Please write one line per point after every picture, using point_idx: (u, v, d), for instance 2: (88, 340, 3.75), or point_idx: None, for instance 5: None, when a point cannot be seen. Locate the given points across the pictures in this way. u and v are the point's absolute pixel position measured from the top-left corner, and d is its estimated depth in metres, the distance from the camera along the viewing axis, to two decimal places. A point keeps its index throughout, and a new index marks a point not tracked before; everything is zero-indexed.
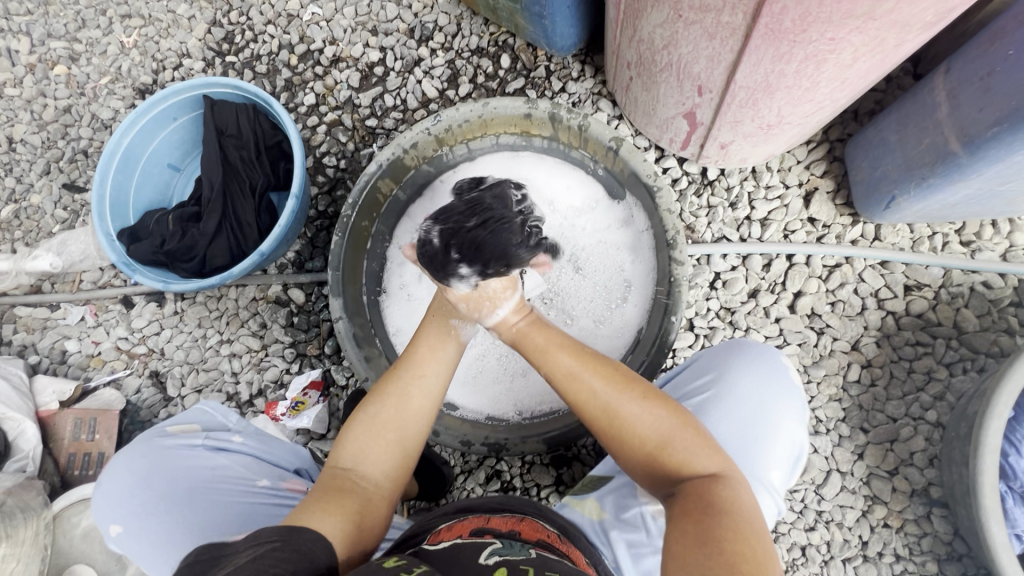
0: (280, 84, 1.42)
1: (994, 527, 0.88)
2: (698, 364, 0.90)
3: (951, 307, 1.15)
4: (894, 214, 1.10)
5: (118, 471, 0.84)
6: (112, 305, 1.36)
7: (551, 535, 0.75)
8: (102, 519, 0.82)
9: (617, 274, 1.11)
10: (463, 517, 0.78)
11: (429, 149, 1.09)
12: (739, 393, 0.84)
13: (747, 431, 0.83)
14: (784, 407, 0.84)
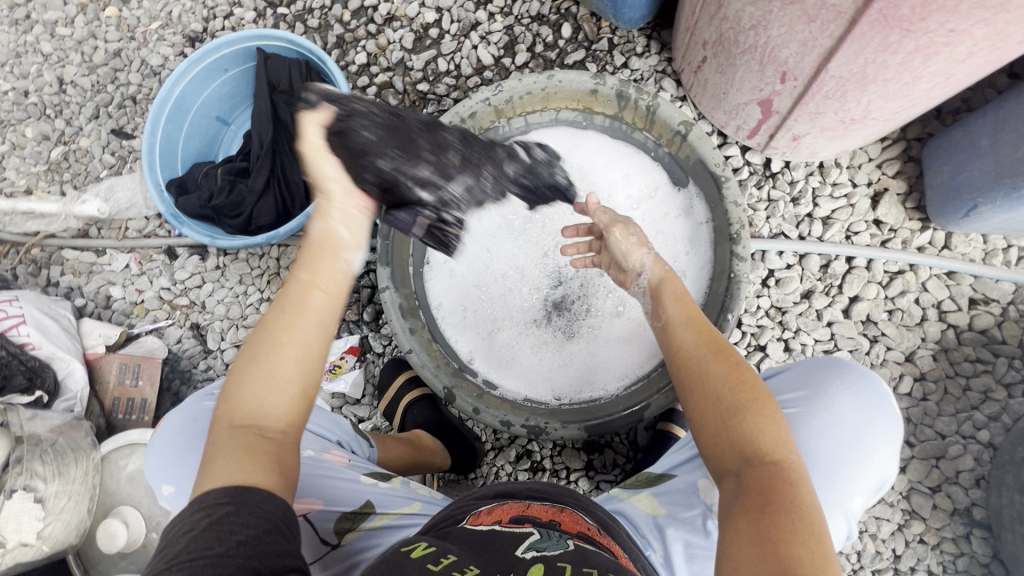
0: (331, 40, 1.38)
1: None
2: (792, 375, 0.83)
3: (1018, 325, 1.09)
4: (971, 223, 1.04)
5: (169, 430, 0.85)
6: (157, 255, 1.37)
7: (591, 528, 0.75)
8: (155, 479, 0.84)
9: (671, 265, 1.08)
10: (503, 500, 0.79)
11: (488, 119, 1.05)
12: (838, 413, 0.77)
13: (830, 458, 0.76)
14: (882, 437, 0.77)
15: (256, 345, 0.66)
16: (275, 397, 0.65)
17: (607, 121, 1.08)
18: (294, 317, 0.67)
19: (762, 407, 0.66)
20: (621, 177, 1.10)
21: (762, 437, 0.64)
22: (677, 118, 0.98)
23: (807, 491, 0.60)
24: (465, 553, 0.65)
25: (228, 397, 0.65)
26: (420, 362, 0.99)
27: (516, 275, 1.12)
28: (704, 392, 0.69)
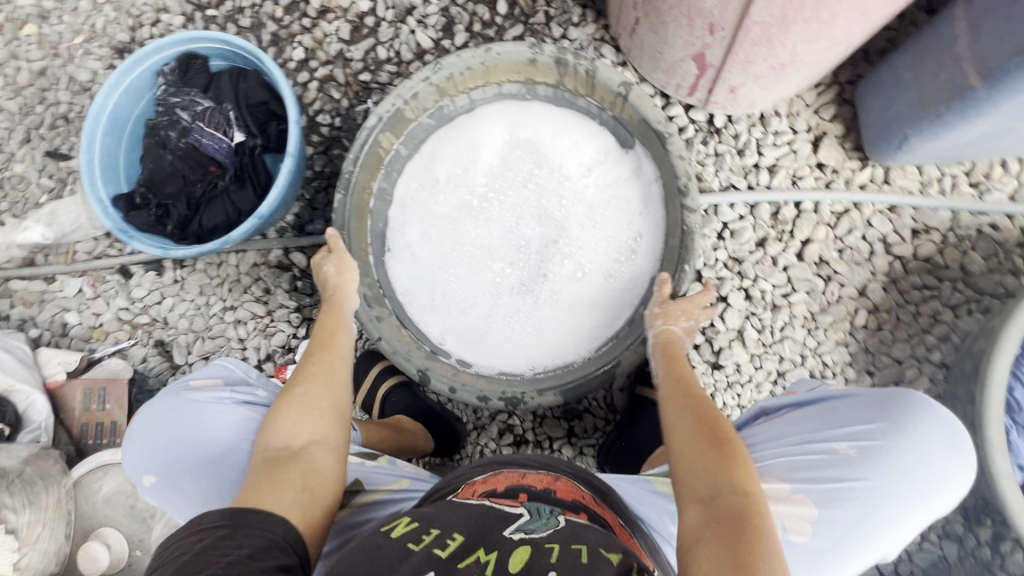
0: (266, 38, 1.36)
1: (998, 457, 0.89)
2: (867, 405, 0.87)
3: (958, 250, 1.15)
4: (905, 155, 1.08)
5: (150, 426, 0.85)
6: (110, 275, 1.33)
7: (585, 496, 0.79)
8: (137, 469, 0.85)
9: (628, 227, 1.09)
10: (497, 471, 0.82)
11: (431, 99, 1.06)
12: (916, 450, 0.82)
13: (895, 487, 0.81)
14: (950, 476, 0.82)
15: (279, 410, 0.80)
16: (301, 429, 0.77)
17: (549, 90, 1.09)
18: (302, 387, 0.83)
19: (739, 450, 0.73)
20: (571, 144, 1.11)
21: (732, 473, 0.70)
22: (616, 80, 0.99)
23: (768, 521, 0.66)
24: (448, 524, 0.66)
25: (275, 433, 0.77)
26: (392, 351, 1.00)
27: (478, 255, 1.12)
28: (689, 429, 0.77)
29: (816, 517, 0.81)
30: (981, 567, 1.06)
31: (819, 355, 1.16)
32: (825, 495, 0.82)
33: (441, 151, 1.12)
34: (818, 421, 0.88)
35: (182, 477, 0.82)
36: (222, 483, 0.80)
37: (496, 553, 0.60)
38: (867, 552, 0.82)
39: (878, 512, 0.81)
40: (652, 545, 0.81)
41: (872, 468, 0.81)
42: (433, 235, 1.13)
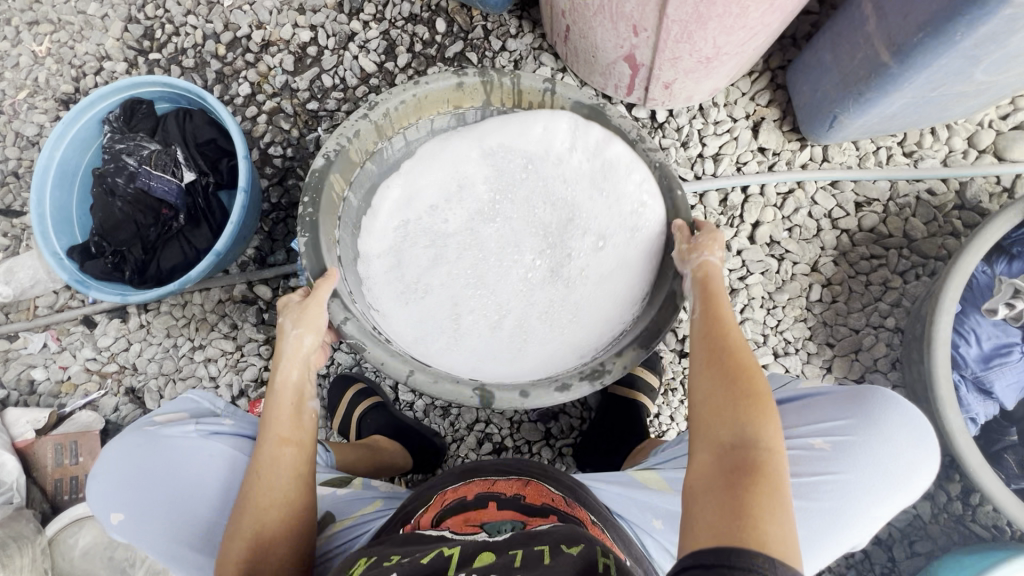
0: (211, 76, 1.37)
1: (949, 412, 0.93)
2: (841, 402, 0.88)
3: (900, 218, 1.19)
4: (837, 132, 1.12)
5: (113, 463, 0.84)
6: (75, 327, 1.32)
7: (555, 497, 0.79)
8: (105, 508, 0.84)
9: (628, 203, 0.91)
10: (469, 479, 0.82)
11: (369, 141, 0.91)
12: (886, 446, 0.84)
13: (868, 478, 0.83)
14: (918, 471, 0.84)
15: (240, 509, 0.74)
16: (276, 484, 0.75)
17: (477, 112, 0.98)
18: (264, 479, 0.75)
19: (764, 408, 0.69)
20: (540, 129, 0.93)
21: (756, 432, 0.67)
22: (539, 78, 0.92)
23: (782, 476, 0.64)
24: (409, 548, 0.67)
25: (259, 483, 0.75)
26: (431, 374, 0.79)
27: (500, 256, 0.96)
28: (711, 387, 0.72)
29: (795, 507, 0.83)
30: (954, 521, 1.09)
31: (781, 333, 1.19)
32: (798, 489, 0.84)
33: (385, 201, 0.95)
34: (797, 418, 0.89)
35: (150, 511, 0.81)
36: (198, 513, 0.81)
37: (459, 548, 0.64)
38: (835, 545, 0.84)
39: (852, 501, 0.83)
40: (625, 537, 0.81)
41: (847, 461, 0.83)
42: (444, 257, 0.96)
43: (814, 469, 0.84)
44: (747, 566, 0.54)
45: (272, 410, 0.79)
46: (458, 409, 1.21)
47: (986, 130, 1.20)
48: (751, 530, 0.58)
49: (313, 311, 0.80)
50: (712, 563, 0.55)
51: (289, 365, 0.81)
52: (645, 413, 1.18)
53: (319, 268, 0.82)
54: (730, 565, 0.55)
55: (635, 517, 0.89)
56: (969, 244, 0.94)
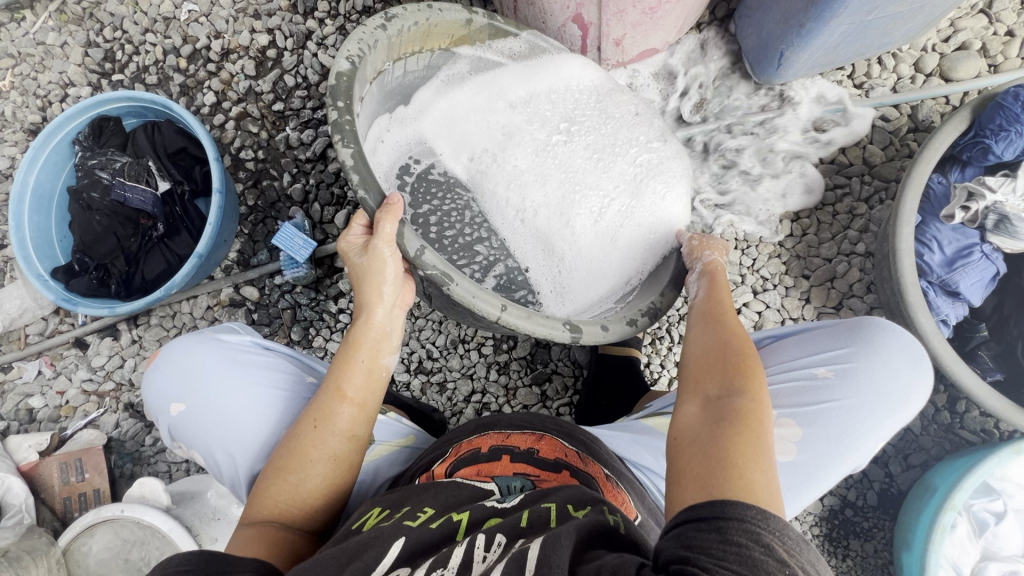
0: (175, 90, 1.39)
1: (921, 317, 0.96)
2: (839, 331, 0.86)
3: (858, 146, 1.23)
4: (787, 70, 1.16)
5: (172, 358, 0.87)
6: (67, 351, 1.33)
7: (569, 454, 0.79)
8: (161, 401, 0.86)
9: (636, 130, 1.10)
10: (482, 432, 0.84)
11: (379, 58, 0.87)
12: (885, 369, 0.82)
13: (868, 404, 0.81)
14: (917, 392, 0.82)
15: (285, 452, 0.76)
16: (311, 472, 0.75)
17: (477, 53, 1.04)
18: (317, 433, 0.76)
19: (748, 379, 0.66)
20: (557, 78, 1.09)
21: (746, 388, 0.64)
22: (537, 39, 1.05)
23: (767, 431, 0.61)
24: (419, 502, 0.69)
25: (291, 464, 0.75)
26: (525, 310, 0.78)
27: (545, 190, 1.06)
28: (711, 347, 0.72)
29: (800, 436, 0.81)
30: (944, 430, 1.13)
31: (758, 270, 1.22)
32: (802, 420, 0.81)
33: (390, 139, 1.02)
34: (795, 351, 0.87)
35: (210, 403, 0.84)
36: (249, 405, 0.84)
37: (468, 513, 0.64)
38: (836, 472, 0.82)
39: (855, 429, 0.81)
40: (637, 488, 0.81)
41: (848, 388, 0.81)
42: (495, 198, 1.06)
43: (815, 399, 0.81)
44: (739, 516, 0.48)
45: (340, 363, 0.78)
46: (454, 382, 1.24)
47: (930, 54, 1.24)
48: (737, 483, 0.53)
49: (381, 253, 0.76)
50: (703, 517, 0.49)
51: (370, 316, 0.79)
52: (639, 365, 1.20)
53: (380, 199, 0.76)
54: (723, 516, 0.48)
55: (648, 462, 0.88)
56: (919, 156, 0.97)
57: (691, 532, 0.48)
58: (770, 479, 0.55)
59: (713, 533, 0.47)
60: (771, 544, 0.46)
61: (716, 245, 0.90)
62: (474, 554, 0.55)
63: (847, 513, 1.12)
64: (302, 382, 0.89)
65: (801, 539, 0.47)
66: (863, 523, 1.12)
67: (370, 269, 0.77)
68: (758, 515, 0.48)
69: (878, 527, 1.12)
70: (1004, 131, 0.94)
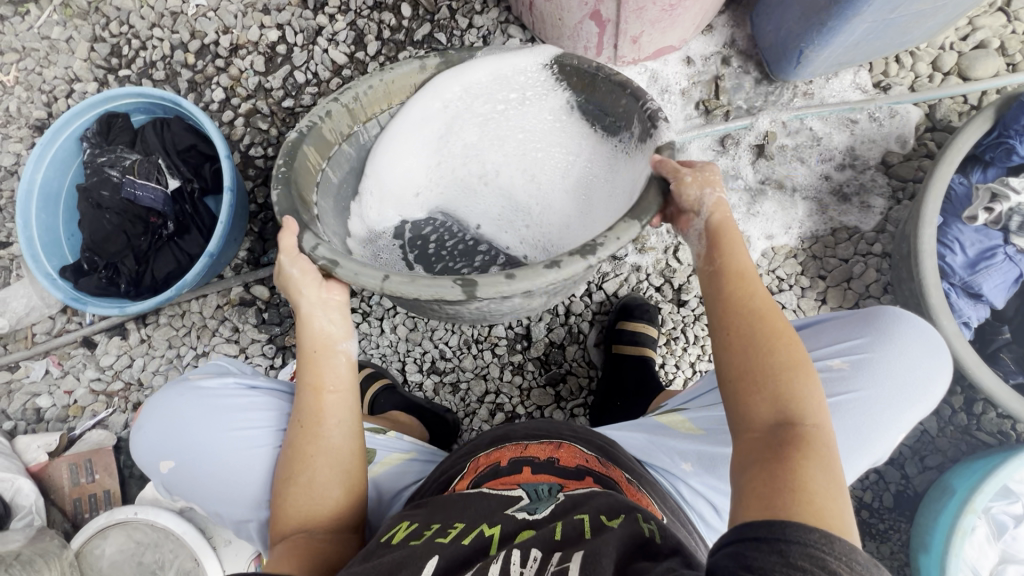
0: (183, 86, 1.37)
1: (943, 320, 0.95)
2: (850, 321, 0.83)
3: (876, 146, 1.22)
4: (805, 68, 1.15)
5: (155, 416, 0.85)
6: (75, 350, 1.31)
7: (590, 458, 0.79)
8: (151, 459, 0.86)
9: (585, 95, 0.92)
10: (500, 444, 0.82)
11: (346, 123, 0.88)
12: (903, 359, 0.78)
13: (887, 395, 0.77)
14: (936, 380, 0.79)
15: (286, 465, 0.76)
16: (324, 481, 0.75)
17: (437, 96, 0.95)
18: (308, 435, 0.76)
19: (779, 377, 0.63)
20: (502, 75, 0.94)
21: (782, 391, 0.62)
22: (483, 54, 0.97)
23: (813, 434, 0.59)
24: (446, 517, 0.67)
25: (305, 476, 0.75)
26: (408, 275, 0.69)
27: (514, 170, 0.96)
28: (735, 341, 0.67)
29: None
30: (961, 432, 1.13)
31: (774, 271, 1.21)
32: None
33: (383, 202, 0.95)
34: (808, 343, 0.84)
35: (198, 462, 0.83)
36: (237, 459, 0.82)
37: (498, 526, 0.63)
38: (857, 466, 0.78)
39: (874, 421, 0.77)
40: (658, 491, 0.80)
41: (866, 378, 0.78)
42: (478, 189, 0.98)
43: (831, 392, 0.78)
44: (801, 538, 0.47)
45: (303, 369, 0.77)
46: (467, 383, 1.23)
47: (948, 53, 1.23)
48: (804, 505, 0.52)
49: (302, 259, 0.76)
50: (762, 537, 0.48)
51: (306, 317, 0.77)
52: (654, 367, 1.19)
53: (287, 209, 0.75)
54: (783, 538, 0.48)
55: (663, 461, 0.85)
56: (940, 157, 0.97)
57: (751, 553, 0.48)
58: (831, 493, 0.54)
59: (774, 555, 0.47)
60: (836, 567, 0.46)
61: (708, 177, 0.75)
62: (510, 568, 0.56)
63: (863, 515, 1.12)
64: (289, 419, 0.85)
65: (869, 561, 0.47)
66: (879, 525, 1.12)
67: (292, 278, 0.76)
68: (821, 537, 0.47)
69: (895, 529, 1.11)
70: None
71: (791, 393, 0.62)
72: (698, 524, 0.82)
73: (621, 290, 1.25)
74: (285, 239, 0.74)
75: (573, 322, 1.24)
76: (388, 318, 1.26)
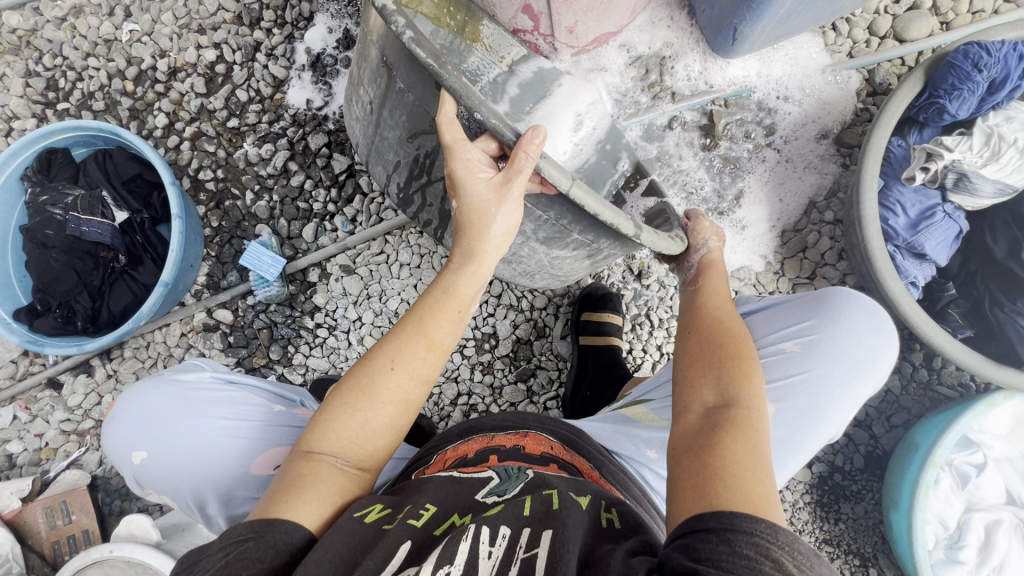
0: (124, 114, 1.34)
1: (890, 281, 0.97)
2: (802, 302, 0.84)
3: (822, 113, 1.23)
4: (742, 43, 1.16)
5: (128, 407, 0.84)
6: (41, 393, 1.29)
7: (554, 445, 0.79)
8: (121, 452, 0.84)
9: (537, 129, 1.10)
10: (469, 437, 0.82)
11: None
12: (852, 336, 0.80)
13: (836, 371, 0.79)
14: (886, 352, 0.80)
15: (354, 389, 0.70)
16: (378, 417, 0.69)
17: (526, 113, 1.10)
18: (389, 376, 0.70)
19: (746, 366, 0.67)
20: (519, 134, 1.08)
21: (732, 391, 0.64)
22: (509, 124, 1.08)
23: (757, 432, 0.60)
24: (417, 497, 0.66)
25: (359, 408, 0.69)
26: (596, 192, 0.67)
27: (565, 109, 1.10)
28: (696, 341, 0.71)
29: (772, 412, 0.78)
30: (923, 388, 1.15)
31: (732, 246, 1.22)
32: (774, 397, 0.79)
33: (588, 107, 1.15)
34: (763, 328, 0.85)
35: (173, 451, 0.82)
36: (214, 446, 0.82)
37: (470, 513, 0.62)
38: (811, 443, 0.80)
39: (826, 400, 0.79)
40: (622, 478, 0.80)
41: (817, 360, 0.79)
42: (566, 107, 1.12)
43: (783, 373, 0.79)
44: (748, 529, 0.48)
45: (430, 310, 0.73)
46: (440, 387, 1.23)
47: (883, 16, 1.24)
48: (731, 492, 0.53)
49: (505, 190, 0.67)
50: (711, 528, 0.49)
51: (476, 266, 0.74)
52: (620, 353, 1.20)
53: (518, 134, 0.64)
54: (731, 528, 0.49)
55: (628, 450, 0.86)
56: (877, 121, 0.98)
57: (699, 543, 0.48)
58: (764, 486, 0.55)
59: (720, 543, 0.48)
60: (780, 558, 0.47)
61: (716, 232, 0.86)
62: (478, 548, 0.55)
63: (836, 478, 1.14)
64: (268, 412, 0.87)
65: (812, 555, 0.48)
66: (852, 486, 1.14)
67: (481, 210, 0.69)
68: (767, 530, 0.48)
69: (867, 488, 1.14)
70: (956, 90, 0.95)
71: (735, 385, 0.65)
72: (661, 508, 0.84)
73: (583, 280, 1.26)
74: (517, 158, 0.63)
75: (537, 316, 1.25)
76: (354, 329, 1.26)
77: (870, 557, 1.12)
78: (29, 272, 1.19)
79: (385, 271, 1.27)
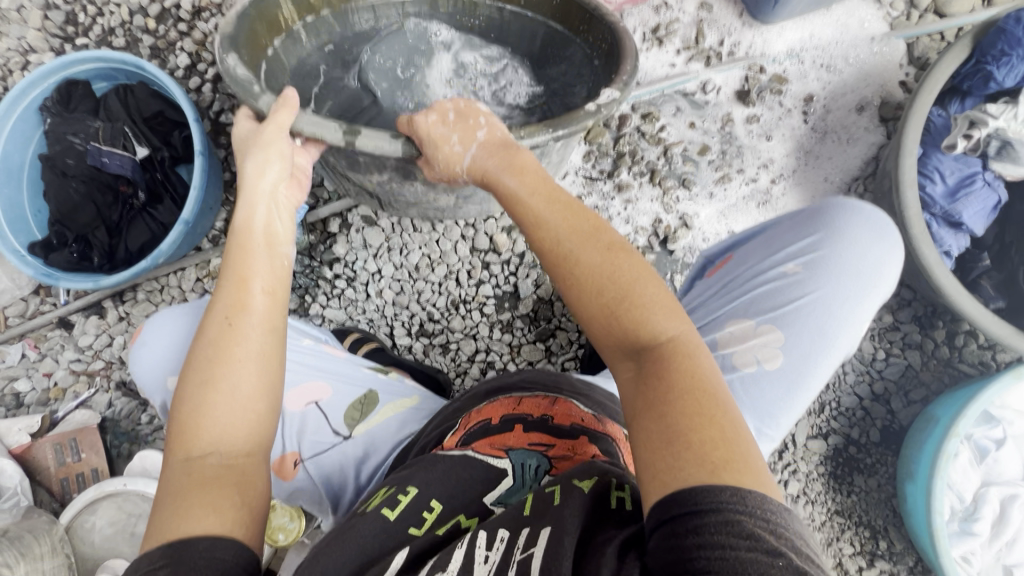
0: (145, 52, 1.31)
1: (925, 249, 0.96)
2: (799, 223, 0.85)
3: (858, 84, 1.21)
4: (782, 8, 1.14)
5: (167, 330, 0.81)
6: (51, 332, 1.27)
7: (585, 417, 0.74)
8: (156, 377, 0.82)
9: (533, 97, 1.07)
10: (494, 399, 0.79)
11: None
12: (852, 244, 0.80)
13: (842, 287, 0.79)
14: (890, 262, 0.81)
15: (203, 365, 0.61)
16: (242, 386, 0.61)
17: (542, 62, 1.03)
18: (233, 330, 0.62)
19: (633, 299, 0.59)
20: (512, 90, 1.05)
21: (654, 319, 0.58)
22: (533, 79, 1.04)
23: (716, 393, 0.54)
24: (424, 481, 0.64)
25: (211, 391, 0.60)
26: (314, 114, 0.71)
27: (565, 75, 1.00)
28: (586, 277, 0.60)
29: (782, 338, 0.78)
30: (943, 365, 1.15)
31: (761, 214, 1.20)
32: (779, 319, 0.79)
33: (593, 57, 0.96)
34: (762, 254, 0.86)
35: None
36: None
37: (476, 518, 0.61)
38: (827, 362, 0.78)
39: (833, 315, 0.78)
40: None
41: (821, 277, 0.79)
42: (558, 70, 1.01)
43: (785, 295, 0.80)
44: (714, 504, 0.45)
45: (235, 259, 0.67)
46: (457, 343, 1.22)
47: None
48: (710, 470, 0.48)
49: (274, 139, 0.70)
50: (675, 514, 0.46)
51: (251, 210, 0.69)
52: None
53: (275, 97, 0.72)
54: (694, 510, 0.45)
55: None
56: (921, 86, 0.97)
57: (673, 539, 0.45)
58: (749, 459, 0.50)
59: (689, 536, 0.44)
60: (755, 529, 0.44)
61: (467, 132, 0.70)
62: (474, 554, 0.53)
63: (850, 451, 1.14)
64: (297, 346, 0.87)
65: (784, 513, 0.46)
66: (866, 459, 1.14)
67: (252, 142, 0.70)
68: (733, 497, 0.45)
69: (881, 462, 1.14)
70: (1005, 56, 0.94)
71: (646, 321, 0.58)
72: None
73: None
74: (273, 115, 0.70)
75: None
76: (373, 282, 1.23)
77: (881, 529, 1.12)
78: (45, 205, 1.16)
79: (407, 226, 1.24)
